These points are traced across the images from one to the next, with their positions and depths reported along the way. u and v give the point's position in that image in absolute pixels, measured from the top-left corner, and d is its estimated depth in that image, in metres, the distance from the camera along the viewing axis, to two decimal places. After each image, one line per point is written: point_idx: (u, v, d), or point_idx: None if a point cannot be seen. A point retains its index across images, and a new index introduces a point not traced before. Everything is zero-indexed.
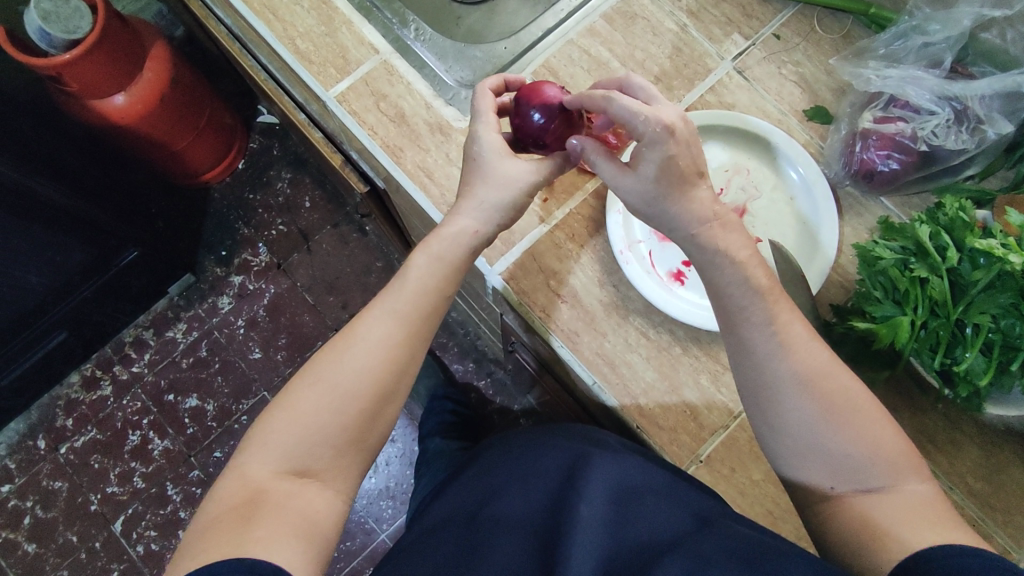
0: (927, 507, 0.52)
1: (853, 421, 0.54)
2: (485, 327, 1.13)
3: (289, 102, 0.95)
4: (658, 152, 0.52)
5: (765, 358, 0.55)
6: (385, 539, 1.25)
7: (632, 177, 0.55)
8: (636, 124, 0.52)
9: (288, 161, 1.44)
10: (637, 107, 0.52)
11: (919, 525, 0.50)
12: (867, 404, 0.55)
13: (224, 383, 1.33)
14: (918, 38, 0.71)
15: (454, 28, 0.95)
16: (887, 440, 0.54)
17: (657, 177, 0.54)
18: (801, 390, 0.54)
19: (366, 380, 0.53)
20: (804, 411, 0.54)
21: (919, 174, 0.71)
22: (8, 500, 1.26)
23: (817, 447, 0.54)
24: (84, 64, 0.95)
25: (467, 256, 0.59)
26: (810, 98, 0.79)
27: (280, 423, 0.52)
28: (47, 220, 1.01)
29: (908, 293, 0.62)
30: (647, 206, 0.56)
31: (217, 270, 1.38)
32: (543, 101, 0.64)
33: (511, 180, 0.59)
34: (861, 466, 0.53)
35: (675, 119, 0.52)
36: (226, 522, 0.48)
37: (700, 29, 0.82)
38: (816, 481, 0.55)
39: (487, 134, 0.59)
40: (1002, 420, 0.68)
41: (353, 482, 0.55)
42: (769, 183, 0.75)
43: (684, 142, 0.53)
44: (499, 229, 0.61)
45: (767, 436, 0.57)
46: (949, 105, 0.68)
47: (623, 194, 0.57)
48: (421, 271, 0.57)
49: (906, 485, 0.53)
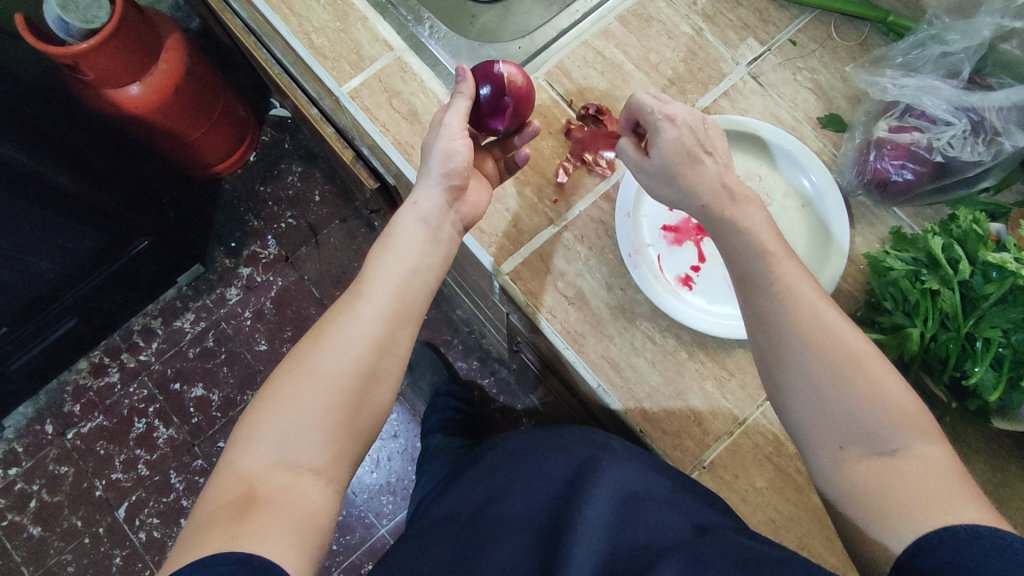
0: (942, 475, 0.49)
1: (856, 376, 0.52)
2: (491, 326, 1.13)
3: (302, 96, 0.95)
4: (664, 135, 0.62)
5: (771, 317, 0.56)
6: (386, 534, 1.26)
7: (647, 161, 0.63)
8: (644, 113, 0.64)
9: (299, 154, 1.44)
10: (645, 99, 0.64)
11: (932, 498, 0.47)
12: (875, 360, 0.53)
13: (230, 373, 1.34)
14: (937, 47, 0.71)
15: (469, 26, 0.95)
16: (894, 396, 0.52)
17: (665, 158, 0.62)
18: (801, 351, 0.54)
19: (345, 361, 0.54)
20: (811, 369, 0.53)
21: (934, 184, 0.70)
22: (14, 483, 1.27)
23: (826, 409, 0.53)
24: (101, 53, 0.96)
25: (419, 226, 0.62)
26: (824, 106, 0.78)
27: (265, 414, 0.52)
28: (59, 207, 1.02)
29: (918, 305, 0.61)
30: (669, 188, 0.63)
31: (226, 261, 1.39)
32: (486, 75, 0.70)
33: (450, 149, 0.64)
34: (868, 427, 0.51)
35: (676, 109, 0.63)
36: (217, 520, 0.47)
37: (715, 34, 0.81)
38: (825, 441, 0.53)
39: (448, 114, 0.64)
40: (1009, 437, 0.67)
41: (348, 472, 0.55)
42: (781, 190, 0.74)
43: (687, 128, 0.62)
44: (449, 195, 0.64)
45: (785, 413, 0.56)
46: (966, 116, 0.67)
47: (647, 181, 0.65)
48: (381, 253, 0.61)
49: (918, 447, 0.51)
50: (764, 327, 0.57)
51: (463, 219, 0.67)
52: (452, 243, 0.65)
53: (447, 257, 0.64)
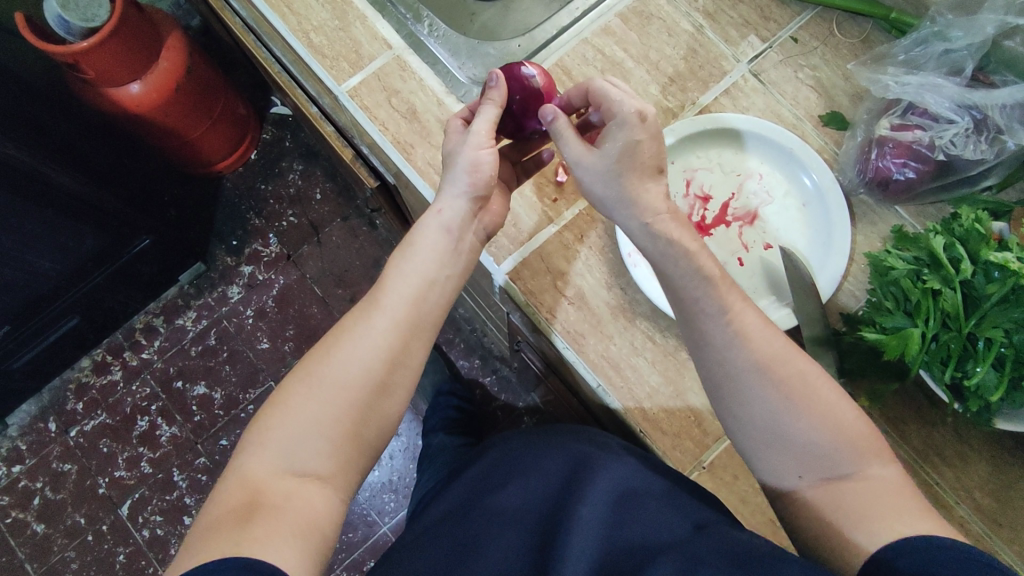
0: (897, 493, 0.51)
1: (808, 398, 0.53)
2: (492, 325, 1.13)
3: (303, 96, 0.95)
4: (625, 132, 0.58)
5: (720, 346, 0.55)
6: (387, 532, 1.26)
7: (594, 155, 0.59)
8: (615, 105, 0.58)
9: (300, 153, 1.44)
10: (622, 94, 0.59)
11: (890, 514, 0.49)
12: (824, 384, 0.54)
13: (232, 372, 1.34)
14: (939, 44, 0.70)
15: (469, 24, 0.95)
16: (847, 419, 0.54)
17: (616, 158, 0.58)
18: (754, 380, 0.54)
19: (357, 373, 0.54)
20: (766, 399, 0.54)
21: (936, 183, 0.70)
22: (18, 480, 1.28)
23: (783, 435, 0.54)
24: (102, 52, 0.96)
25: (440, 236, 0.61)
26: (826, 103, 0.78)
27: (276, 421, 0.53)
28: (62, 207, 1.02)
29: (920, 304, 0.60)
30: (603, 184, 0.60)
31: (227, 259, 1.39)
32: (517, 80, 0.67)
33: (477, 159, 0.62)
34: (824, 451, 0.53)
35: (650, 109, 0.57)
36: (224, 523, 0.47)
37: (716, 31, 0.81)
38: (785, 470, 0.54)
39: (477, 122, 0.61)
40: (1011, 438, 0.67)
41: (352, 483, 0.55)
42: (782, 189, 0.74)
43: (653, 132, 0.58)
44: (473, 207, 0.63)
45: (741, 442, 0.56)
46: (969, 114, 0.67)
47: (582, 171, 0.61)
48: (399, 262, 0.61)
49: (871, 469, 0.52)
50: (710, 350, 0.56)
51: (484, 229, 0.66)
52: (472, 254, 0.64)
53: (465, 268, 0.63)
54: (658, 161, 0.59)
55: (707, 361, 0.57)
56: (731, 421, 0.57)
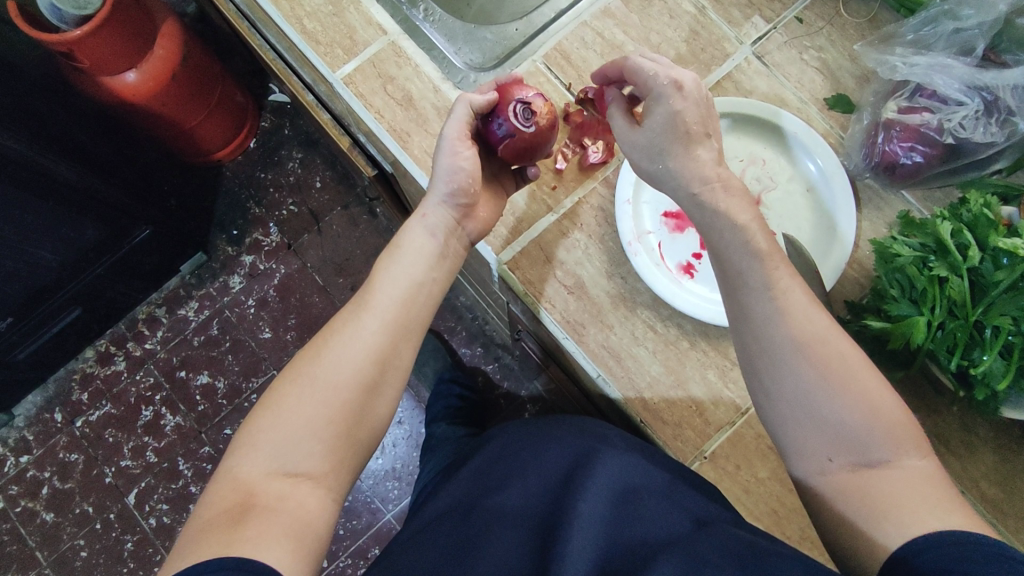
0: (928, 483, 0.49)
1: (840, 376, 0.52)
2: (494, 313, 1.12)
3: (298, 83, 0.93)
4: (668, 105, 0.59)
5: (761, 321, 0.55)
6: (391, 520, 1.27)
7: (640, 131, 0.62)
8: (650, 78, 0.60)
9: (299, 141, 1.43)
10: (652, 66, 0.60)
11: (918, 505, 0.47)
12: (863, 368, 0.52)
13: (235, 361, 1.34)
14: (949, 23, 0.67)
15: (466, 8, 0.93)
16: (884, 407, 0.51)
17: (661, 131, 0.60)
18: (792, 359, 0.53)
19: (349, 373, 0.54)
20: (801, 378, 0.52)
21: (944, 167, 0.68)
22: (26, 470, 1.29)
23: (818, 416, 0.52)
24: (94, 42, 0.95)
25: (426, 238, 0.62)
26: (831, 86, 0.76)
27: (268, 422, 0.52)
28: (59, 198, 1.02)
29: (926, 291, 0.59)
30: (650, 163, 0.62)
31: (228, 249, 1.38)
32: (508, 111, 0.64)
33: (456, 166, 0.62)
34: (859, 436, 0.51)
35: (687, 79, 0.59)
36: (216, 525, 0.47)
37: (718, 12, 0.79)
38: (814, 451, 0.52)
39: (447, 125, 0.62)
40: (1017, 425, 0.66)
41: (346, 485, 0.55)
42: (786, 174, 0.73)
43: (693, 100, 0.59)
44: (458, 209, 0.64)
45: (768, 415, 0.55)
46: (979, 96, 0.65)
47: (629, 149, 0.63)
48: (387, 264, 0.60)
49: (905, 459, 0.50)
50: (748, 314, 0.56)
51: (470, 234, 0.66)
52: (458, 258, 0.64)
53: (451, 272, 0.63)
54: (702, 129, 0.60)
55: (748, 327, 0.56)
56: (764, 400, 0.55)
